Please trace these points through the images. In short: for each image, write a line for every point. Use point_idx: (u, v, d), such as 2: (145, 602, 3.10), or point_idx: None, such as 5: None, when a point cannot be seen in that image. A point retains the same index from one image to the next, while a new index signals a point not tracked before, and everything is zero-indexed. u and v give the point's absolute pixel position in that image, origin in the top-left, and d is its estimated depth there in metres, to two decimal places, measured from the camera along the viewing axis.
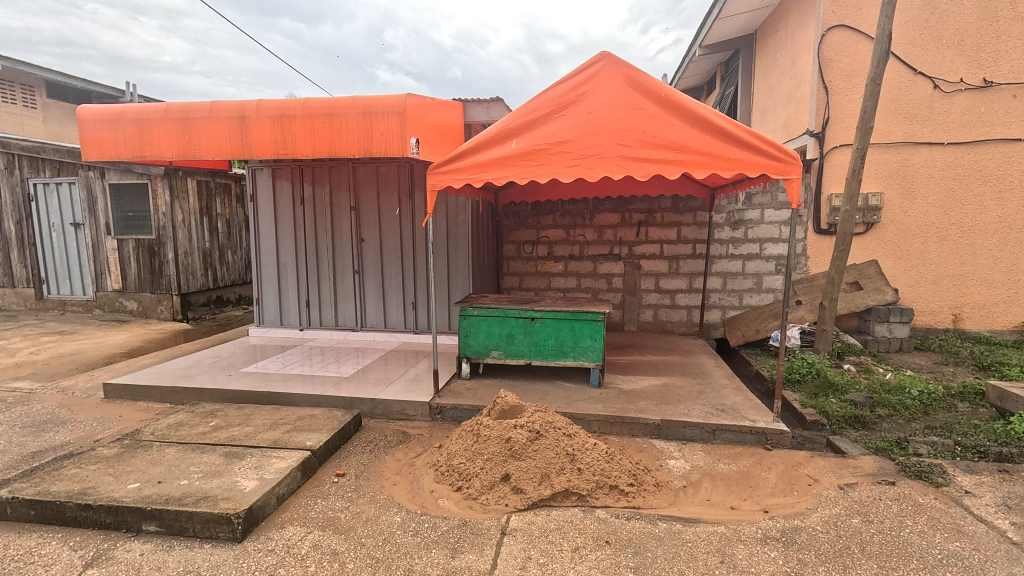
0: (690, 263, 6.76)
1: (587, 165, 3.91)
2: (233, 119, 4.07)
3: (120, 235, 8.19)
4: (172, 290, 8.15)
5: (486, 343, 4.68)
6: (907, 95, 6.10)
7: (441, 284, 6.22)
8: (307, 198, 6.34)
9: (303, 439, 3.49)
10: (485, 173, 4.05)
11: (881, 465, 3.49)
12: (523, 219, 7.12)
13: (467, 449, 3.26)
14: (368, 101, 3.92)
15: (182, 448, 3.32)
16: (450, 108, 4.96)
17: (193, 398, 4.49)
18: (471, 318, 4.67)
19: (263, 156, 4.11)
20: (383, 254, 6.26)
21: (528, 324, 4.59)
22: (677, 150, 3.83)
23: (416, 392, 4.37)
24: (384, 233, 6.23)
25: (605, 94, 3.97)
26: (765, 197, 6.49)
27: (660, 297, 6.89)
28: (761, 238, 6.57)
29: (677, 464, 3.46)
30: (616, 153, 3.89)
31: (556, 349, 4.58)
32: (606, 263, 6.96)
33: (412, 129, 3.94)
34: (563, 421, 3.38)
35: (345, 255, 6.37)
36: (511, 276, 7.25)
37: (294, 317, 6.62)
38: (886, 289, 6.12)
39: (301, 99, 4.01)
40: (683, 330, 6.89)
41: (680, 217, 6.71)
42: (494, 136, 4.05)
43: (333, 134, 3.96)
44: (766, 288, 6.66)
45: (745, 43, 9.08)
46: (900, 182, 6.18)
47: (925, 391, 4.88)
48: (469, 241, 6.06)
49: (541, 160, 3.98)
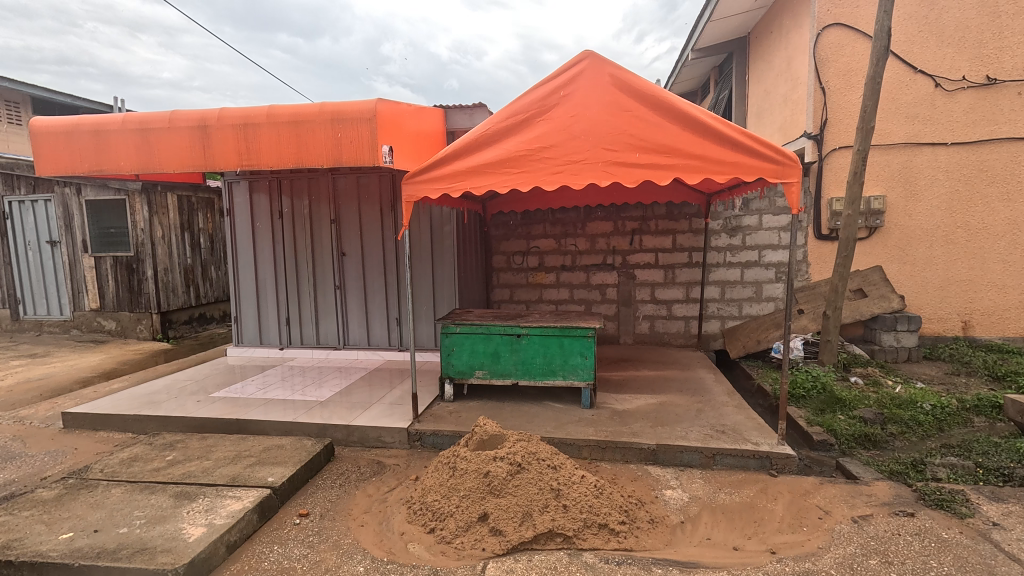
0: (686, 272, 6.49)
1: (571, 172, 3.66)
2: (195, 129, 3.81)
3: (97, 252, 7.94)
4: (151, 309, 7.88)
5: (470, 362, 4.40)
6: (907, 94, 5.87)
7: (426, 299, 5.93)
8: (286, 211, 6.08)
9: (265, 475, 3.19)
10: (463, 181, 3.79)
11: (898, 492, 3.19)
12: (512, 229, 6.86)
13: (443, 484, 2.96)
14: (337, 108, 3.64)
15: (130, 488, 3.03)
16: (430, 114, 4.70)
17: (157, 427, 4.20)
18: (453, 336, 4.39)
19: (227, 167, 3.84)
20: (365, 268, 6.00)
21: (514, 342, 4.31)
22: (667, 153, 3.57)
23: (395, 417, 4.08)
24: (366, 246, 5.97)
25: (589, 96, 3.72)
26: (763, 202, 6.24)
27: (656, 308, 6.61)
28: (760, 244, 6.31)
29: (674, 495, 3.16)
30: (602, 158, 3.64)
31: (545, 368, 4.30)
32: (599, 273, 6.69)
33: (384, 136, 3.67)
34: (548, 452, 3.09)
35: (326, 270, 6.10)
36: (501, 289, 6.97)
37: (274, 335, 6.35)
38: (891, 296, 5.84)
39: (267, 107, 3.75)
40: (682, 342, 6.60)
41: (675, 224, 6.46)
42: (472, 142, 3.79)
43: (300, 144, 3.70)
44: (766, 297, 6.39)
45: (738, 45, 8.90)
46: (903, 184, 5.94)
47: (938, 405, 4.59)
48: (454, 253, 5.79)
49: (523, 166, 3.72)
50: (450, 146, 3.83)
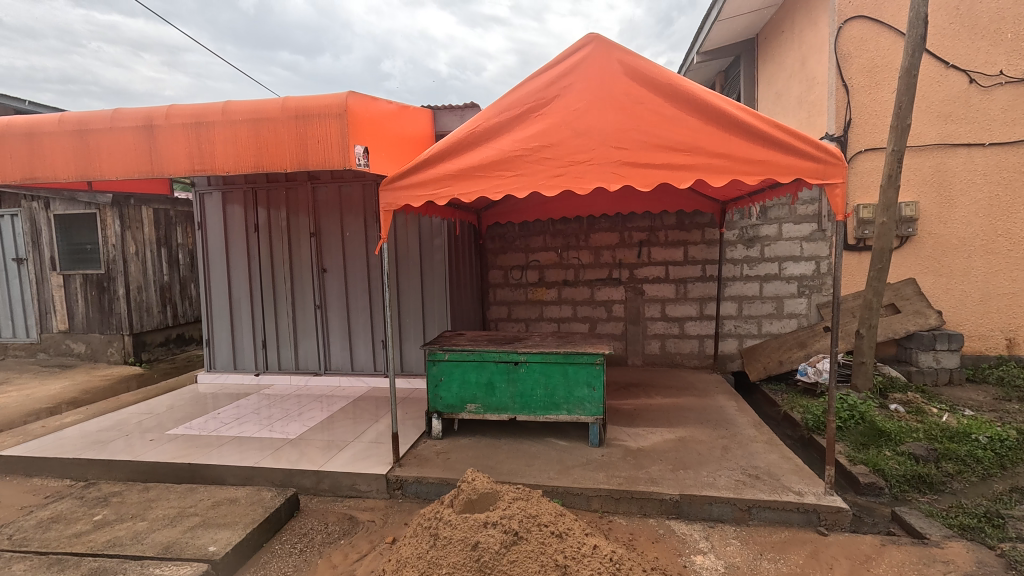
0: (700, 286, 5.96)
1: (574, 174, 3.15)
2: (140, 129, 3.31)
3: (66, 270, 7.42)
4: (123, 330, 7.33)
5: (460, 395, 3.84)
6: (939, 91, 5.38)
7: (414, 319, 5.38)
8: (262, 223, 5.56)
9: (207, 542, 2.62)
10: (451, 186, 3.29)
11: (979, 559, 2.61)
12: (510, 241, 6.34)
13: (422, 557, 2.36)
14: (301, 102, 3.14)
15: (36, 564, 2.46)
16: (415, 113, 4.20)
17: (99, 473, 3.64)
18: (441, 364, 3.84)
19: (177, 173, 3.33)
20: (349, 286, 5.47)
21: (511, 370, 3.75)
22: (688, 151, 3.05)
23: (374, 460, 3.51)
24: (350, 262, 5.44)
25: (594, 86, 3.21)
26: (783, 210, 5.71)
27: (667, 326, 6.06)
28: (780, 256, 5.78)
29: (706, 564, 2.59)
30: (611, 159, 3.12)
31: (546, 401, 3.74)
32: (604, 288, 6.16)
33: (357, 136, 3.17)
34: (551, 514, 2.50)
35: (306, 287, 5.56)
36: (498, 306, 6.44)
37: (249, 360, 5.77)
38: (928, 312, 5.29)
39: (222, 103, 3.25)
40: (696, 363, 6.04)
41: (687, 235, 5.94)
42: (460, 141, 3.27)
43: (260, 145, 3.19)
44: (788, 313, 5.84)
45: (745, 48, 8.48)
46: (938, 189, 5.42)
47: (997, 437, 4.01)
48: (445, 268, 5.27)
49: (518, 168, 3.21)
50: (434, 146, 3.31)
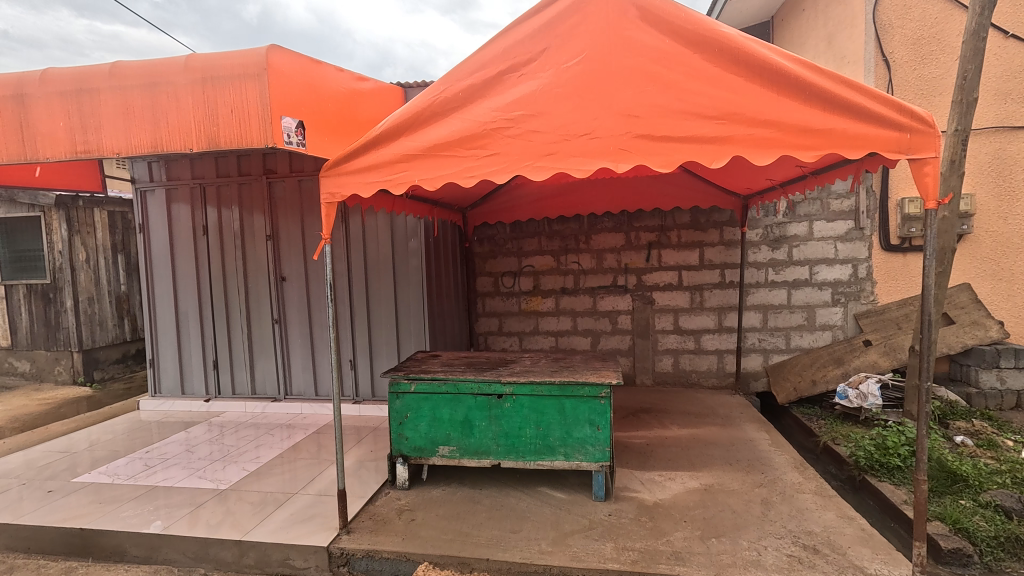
0: (718, 294, 5.18)
1: (569, 153, 2.40)
2: (5, 99, 2.54)
3: (9, 280, 6.72)
4: (71, 346, 6.56)
5: (430, 435, 3.06)
6: (998, 65, 4.61)
7: (386, 336, 4.61)
8: (212, 225, 4.80)
9: None
10: (410, 170, 2.54)
11: None
12: (500, 244, 5.58)
13: None
14: (209, 62, 2.39)
15: None
16: (377, 88, 3.45)
17: None
18: (407, 397, 3.07)
19: (55, 156, 2.57)
20: (311, 296, 4.70)
21: (493, 405, 2.98)
22: (722, 119, 2.30)
23: (316, 525, 2.73)
24: (312, 268, 4.68)
25: (597, 35, 2.45)
26: (814, 206, 4.94)
27: (680, 340, 5.29)
28: (811, 258, 5.00)
29: None
30: (617, 131, 2.37)
31: (538, 443, 2.96)
32: (608, 297, 5.39)
33: (283, 104, 2.42)
34: None
35: (262, 298, 4.79)
36: (488, 318, 5.67)
37: (199, 384, 4.99)
38: (989, 322, 4.47)
39: (109, 64, 2.50)
40: (714, 383, 5.26)
41: (702, 235, 5.17)
42: (422, 111, 2.53)
43: (157, 118, 2.44)
44: (821, 325, 5.06)
45: (760, 32, 7.75)
46: (997, 179, 4.62)
47: None
48: (422, 276, 4.50)
49: (496, 145, 2.45)
50: (389, 118, 2.56)
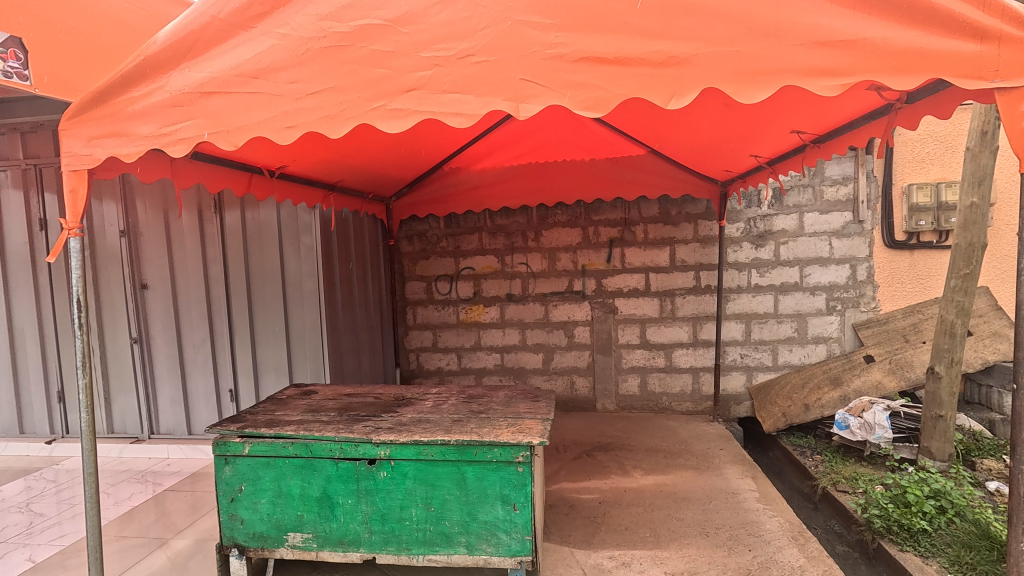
0: (692, 301, 4.32)
1: (441, 87, 1.48)
2: None
3: None
4: None
5: (275, 518, 2.10)
6: None
7: (276, 357, 3.62)
8: (52, 217, 3.74)
9: None
10: (199, 118, 1.60)
11: None
12: (433, 243, 4.63)
13: None
14: None
15: None
16: None
17: None
18: (239, 462, 2.10)
19: None
20: (178, 308, 3.68)
21: (362, 475, 2.03)
22: (687, 27, 1.38)
23: None
24: (179, 272, 3.66)
25: None
26: (804, 194, 4.11)
27: (648, 357, 4.41)
28: (802, 258, 4.16)
29: None
30: (517, 49, 1.44)
31: (428, 530, 2.02)
32: (561, 305, 4.49)
33: None
34: None
35: (117, 311, 3.74)
36: (420, 332, 4.70)
37: (42, 422, 3.93)
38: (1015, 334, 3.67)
39: None
40: (689, 408, 4.40)
41: (674, 230, 4.30)
42: (209, 19, 1.56)
43: None
44: (814, 337, 4.22)
45: None
46: None
47: None
48: (318, 281, 3.54)
49: (329, 77, 1.52)
50: (163, 33, 1.59)
